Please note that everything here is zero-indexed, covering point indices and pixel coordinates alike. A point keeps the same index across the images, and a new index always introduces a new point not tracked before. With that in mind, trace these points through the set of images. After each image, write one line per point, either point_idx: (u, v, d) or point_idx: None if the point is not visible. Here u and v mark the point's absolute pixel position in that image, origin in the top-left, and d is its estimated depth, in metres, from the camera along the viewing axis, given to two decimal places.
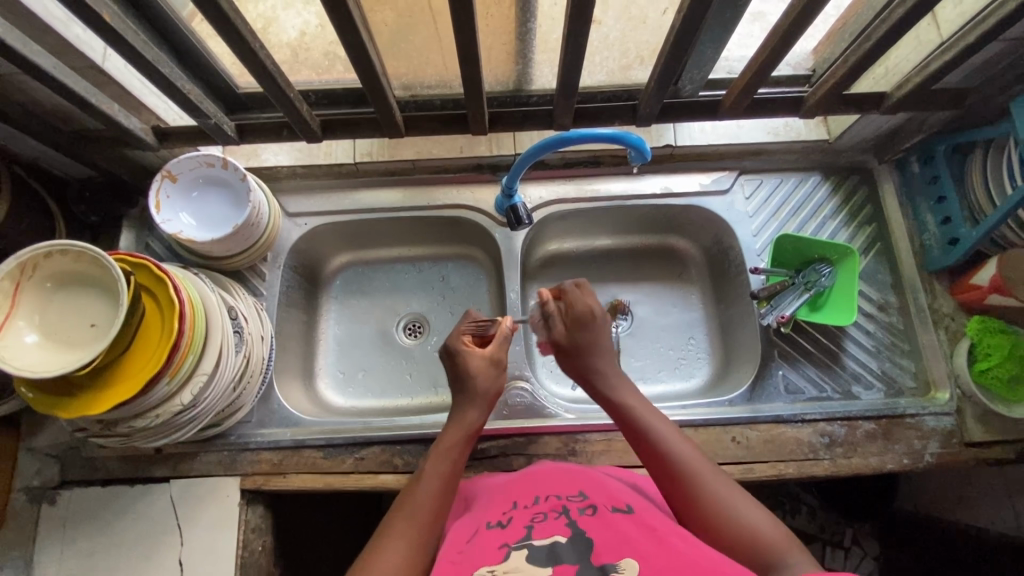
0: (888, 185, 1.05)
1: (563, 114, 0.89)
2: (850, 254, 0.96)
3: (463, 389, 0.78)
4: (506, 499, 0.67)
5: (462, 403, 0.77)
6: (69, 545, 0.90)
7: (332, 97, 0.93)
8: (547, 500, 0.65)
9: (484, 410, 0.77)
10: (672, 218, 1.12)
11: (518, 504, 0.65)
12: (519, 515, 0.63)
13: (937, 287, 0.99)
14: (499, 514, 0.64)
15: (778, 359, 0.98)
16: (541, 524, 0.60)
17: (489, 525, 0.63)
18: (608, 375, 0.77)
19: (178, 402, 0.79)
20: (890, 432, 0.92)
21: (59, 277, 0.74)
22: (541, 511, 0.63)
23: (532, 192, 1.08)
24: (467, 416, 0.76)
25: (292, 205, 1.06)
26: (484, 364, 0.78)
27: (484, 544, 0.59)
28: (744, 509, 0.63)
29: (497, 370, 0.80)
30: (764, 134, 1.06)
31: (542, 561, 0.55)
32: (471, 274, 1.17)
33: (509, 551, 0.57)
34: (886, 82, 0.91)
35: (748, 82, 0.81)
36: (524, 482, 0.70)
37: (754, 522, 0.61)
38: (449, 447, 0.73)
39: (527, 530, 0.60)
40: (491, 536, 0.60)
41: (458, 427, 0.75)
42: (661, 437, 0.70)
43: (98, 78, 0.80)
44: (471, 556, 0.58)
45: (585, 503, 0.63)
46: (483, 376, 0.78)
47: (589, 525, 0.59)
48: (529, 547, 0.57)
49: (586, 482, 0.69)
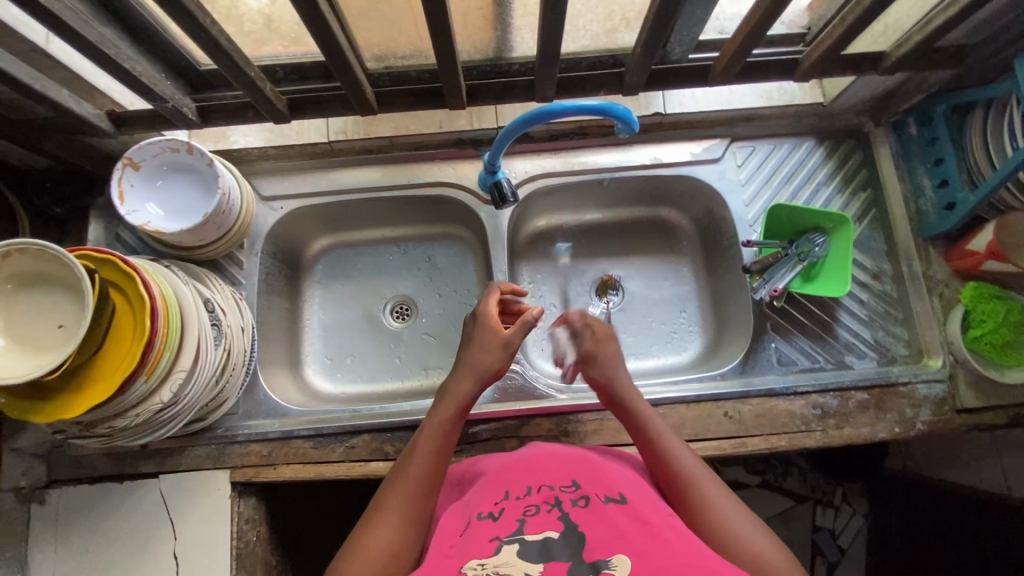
0: (884, 149, 1.02)
1: (546, 84, 0.84)
2: (844, 224, 0.93)
3: (463, 362, 0.77)
4: (498, 488, 0.66)
5: (460, 372, 0.76)
6: (62, 543, 0.90)
7: (301, 72, 0.88)
8: (539, 491, 0.64)
9: (480, 385, 0.76)
10: (662, 189, 1.08)
11: (510, 494, 0.64)
12: (511, 507, 0.61)
13: (932, 254, 0.98)
14: (489, 505, 0.63)
15: (771, 332, 0.97)
16: (534, 519, 0.59)
17: (479, 517, 0.61)
18: (630, 395, 0.76)
19: (157, 401, 0.77)
20: (882, 401, 0.92)
21: (19, 278, 0.71)
22: (533, 502, 0.62)
23: (517, 167, 1.04)
24: (461, 388, 0.75)
25: (266, 189, 1.02)
26: (497, 344, 0.77)
27: (476, 536, 0.58)
28: (762, 543, 0.61)
29: (506, 352, 0.78)
30: (756, 99, 1.02)
31: (534, 558, 0.54)
32: (458, 253, 1.13)
33: (500, 544, 0.56)
34: (885, 40, 0.86)
35: (739, 45, 0.76)
36: (516, 468, 0.69)
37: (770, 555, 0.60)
38: (441, 419, 0.72)
39: (520, 525, 0.58)
40: (481, 529, 0.59)
41: (451, 399, 0.74)
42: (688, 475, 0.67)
43: (43, 62, 0.74)
44: (461, 552, 0.57)
45: (577, 493, 0.63)
46: (491, 352, 0.77)
47: (582, 517, 0.58)
48: (521, 543, 0.56)
49: (580, 468, 0.68)
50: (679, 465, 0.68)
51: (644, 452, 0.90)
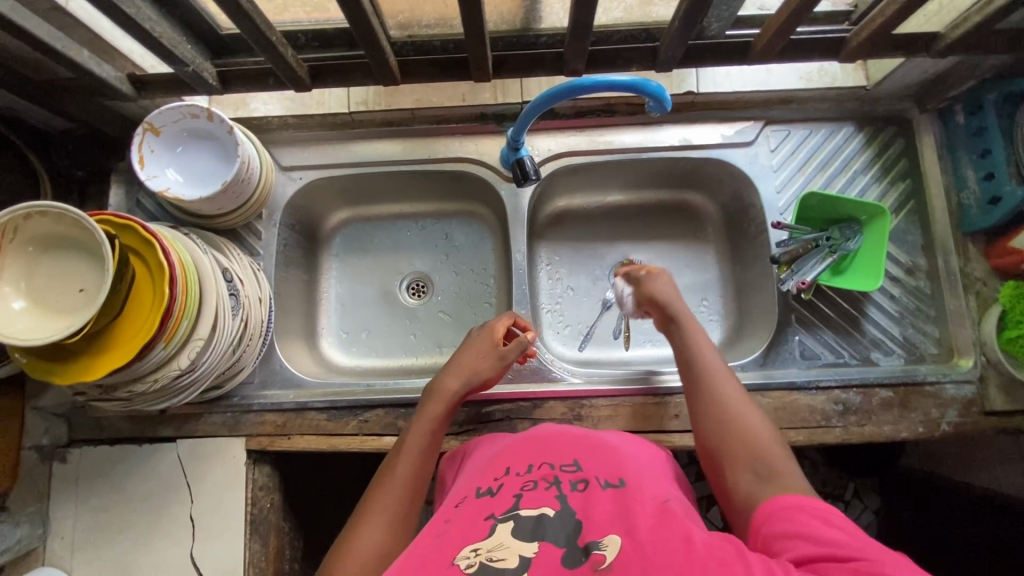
0: (927, 137, 0.97)
1: (575, 58, 0.80)
2: (880, 215, 0.89)
3: (458, 365, 0.80)
4: (499, 465, 0.68)
5: (450, 371, 0.80)
6: (82, 501, 0.92)
7: (324, 39, 0.85)
8: (539, 469, 0.64)
9: (466, 387, 0.80)
10: (689, 172, 1.05)
11: (510, 470, 0.65)
12: (511, 482, 0.63)
13: (972, 250, 0.93)
14: (489, 481, 0.64)
15: (795, 324, 0.94)
16: (530, 496, 0.59)
17: (478, 493, 0.62)
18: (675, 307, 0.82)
19: (176, 366, 0.77)
20: (907, 400, 0.89)
21: (41, 240, 0.71)
22: (532, 478, 0.63)
23: (540, 144, 1.01)
24: (448, 386, 0.79)
25: (285, 158, 1.00)
26: (490, 357, 0.81)
27: (470, 516, 0.58)
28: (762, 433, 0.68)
29: (499, 364, 0.81)
30: (795, 79, 0.98)
31: (526, 537, 0.54)
32: (476, 231, 1.12)
33: (495, 524, 0.56)
34: (938, 20, 0.81)
35: (784, 21, 0.72)
36: (521, 446, 0.70)
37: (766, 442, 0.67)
38: (430, 418, 0.76)
39: (515, 501, 0.59)
40: (479, 507, 0.59)
41: (442, 399, 0.77)
42: (715, 384, 0.73)
43: (62, 20, 0.73)
44: (455, 527, 0.57)
45: (577, 477, 0.62)
46: (482, 360, 0.81)
47: (581, 502, 0.58)
48: (516, 520, 0.56)
49: (584, 450, 0.68)
50: (705, 363, 0.75)
51: (658, 440, 0.89)
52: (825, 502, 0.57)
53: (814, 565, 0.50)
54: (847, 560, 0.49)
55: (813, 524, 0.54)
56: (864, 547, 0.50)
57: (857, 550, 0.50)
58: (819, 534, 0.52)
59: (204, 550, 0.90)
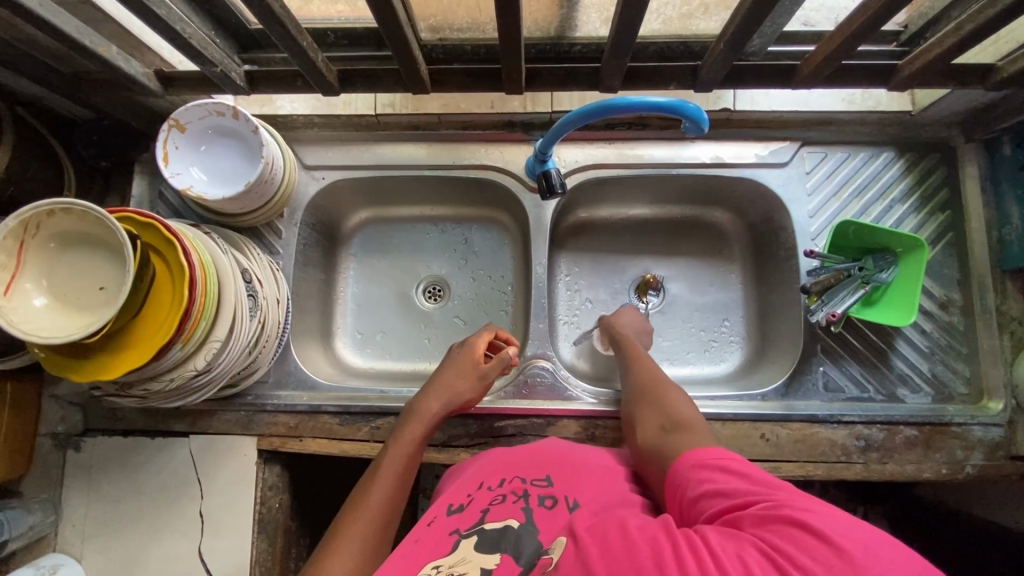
0: (971, 167, 0.93)
1: (613, 74, 0.78)
2: (918, 247, 0.85)
3: (438, 385, 0.83)
4: (475, 481, 0.69)
5: (430, 394, 0.82)
6: (94, 490, 0.93)
7: (353, 38, 0.84)
8: (510, 482, 0.66)
9: (447, 408, 0.82)
10: (719, 190, 1.02)
11: (484, 485, 0.67)
12: (482, 497, 0.64)
13: (1009, 288, 0.90)
14: (462, 497, 0.66)
15: (821, 354, 0.91)
16: (497, 508, 0.61)
17: (450, 511, 0.64)
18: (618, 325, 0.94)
19: (192, 367, 0.77)
20: (931, 440, 0.87)
21: (64, 236, 0.70)
22: (502, 492, 0.64)
23: (567, 155, 0.98)
24: (429, 407, 0.81)
25: (309, 157, 0.99)
26: (470, 376, 0.84)
27: (438, 533, 0.60)
28: (683, 406, 0.73)
29: (480, 384, 0.84)
30: (837, 102, 0.92)
31: (488, 547, 0.55)
32: (496, 238, 1.10)
33: (458, 540, 0.58)
34: (997, 50, 0.77)
35: (834, 48, 0.68)
36: (500, 462, 0.72)
37: (685, 413, 0.72)
38: (409, 438, 0.78)
39: (482, 515, 0.60)
40: (446, 523, 0.61)
41: (420, 420, 0.80)
42: (647, 372, 0.82)
43: (92, 15, 0.72)
44: (423, 545, 0.59)
45: (546, 491, 0.63)
46: (463, 381, 0.84)
47: (546, 517, 0.59)
48: (479, 534, 0.58)
49: (561, 467, 0.69)
50: (641, 360, 0.85)
51: None
52: (727, 453, 0.59)
53: (729, 518, 0.50)
54: (754, 504, 0.50)
55: (721, 478, 0.55)
56: (770, 488, 0.52)
57: (761, 492, 0.51)
58: (729, 488, 0.54)
59: (212, 546, 0.90)
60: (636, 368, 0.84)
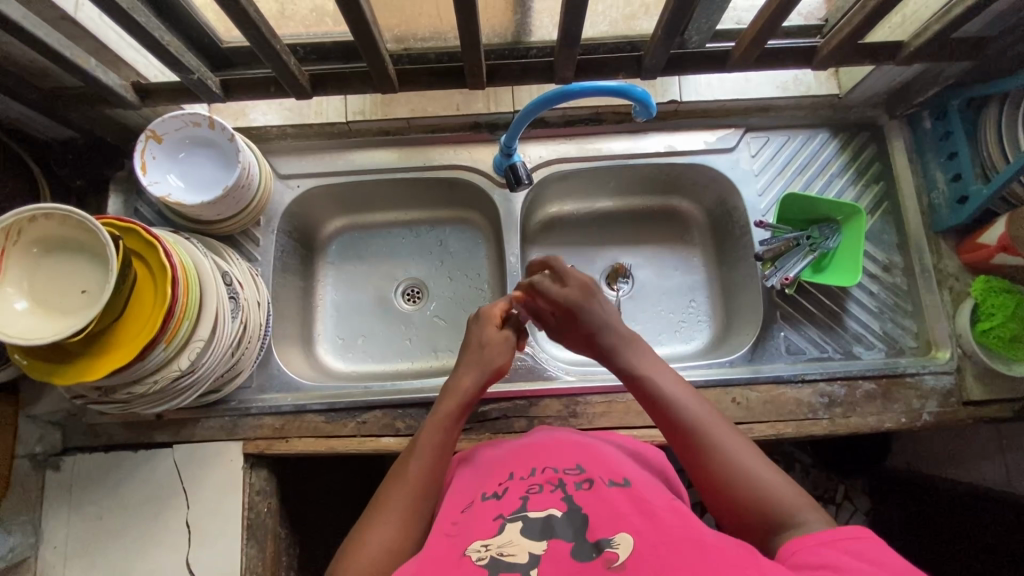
0: (898, 142, 1.02)
1: (565, 66, 0.84)
2: (856, 214, 0.94)
3: (471, 356, 0.81)
4: (503, 469, 0.70)
5: (463, 368, 0.80)
6: (77, 508, 0.91)
7: (322, 52, 0.88)
8: (543, 472, 0.67)
9: (482, 380, 0.79)
10: (675, 179, 1.09)
11: (514, 475, 0.67)
12: (516, 486, 0.65)
13: (943, 248, 0.98)
14: (494, 485, 0.67)
15: (780, 320, 0.98)
16: (536, 497, 0.62)
17: (484, 497, 0.65)
18: (614, 347, 0.79)
19: (176, 368, 0.78)
20: (889, 391, 0.92)
21: (46, 242, 0.72)
22: (536, 482, 0.65)
23: (532, 152, 1.04)
24: (462, 384, 0.78)
25: (284, 167, 1.03)
26: (499, 340, 0.82)
27: (479, 515, 0.62)
28: (759, 469, 0.64)
29: (508, 348, 0.83)
30: (772, 88, 1.02)
31: (536, 536, 0.57)
32: (469, 238, 1.15)
33: (503, 523, 0.59)
34: (902, 31, 0.87)
35: (758, 31, 0.77)
36: (524, 453, 0.72)
37: (766, 481, 0.63)
38: (444, 413, 0.75)
39: (523, 503, 0.62)
40: (486, 508, 0.63)
41: (455, 395, 0.77)
42: (697, 425, 0.68)
43: (72, 30, 0.76)
44: (466, 527, 0.60)
45: (582, 476, 0.65)
46: (492, 349, 0.81)
47: (585, 501, 0.61)
48: (524, 520, 0.59)
49: (589, 455, 0.70)
50: (681, 404, 0.70)
51: (651, 435, 0.91)
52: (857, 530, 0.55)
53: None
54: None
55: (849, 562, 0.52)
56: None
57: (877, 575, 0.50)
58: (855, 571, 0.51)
59: (201, 555, 0.89)
60: (686, 421, 0.69)
